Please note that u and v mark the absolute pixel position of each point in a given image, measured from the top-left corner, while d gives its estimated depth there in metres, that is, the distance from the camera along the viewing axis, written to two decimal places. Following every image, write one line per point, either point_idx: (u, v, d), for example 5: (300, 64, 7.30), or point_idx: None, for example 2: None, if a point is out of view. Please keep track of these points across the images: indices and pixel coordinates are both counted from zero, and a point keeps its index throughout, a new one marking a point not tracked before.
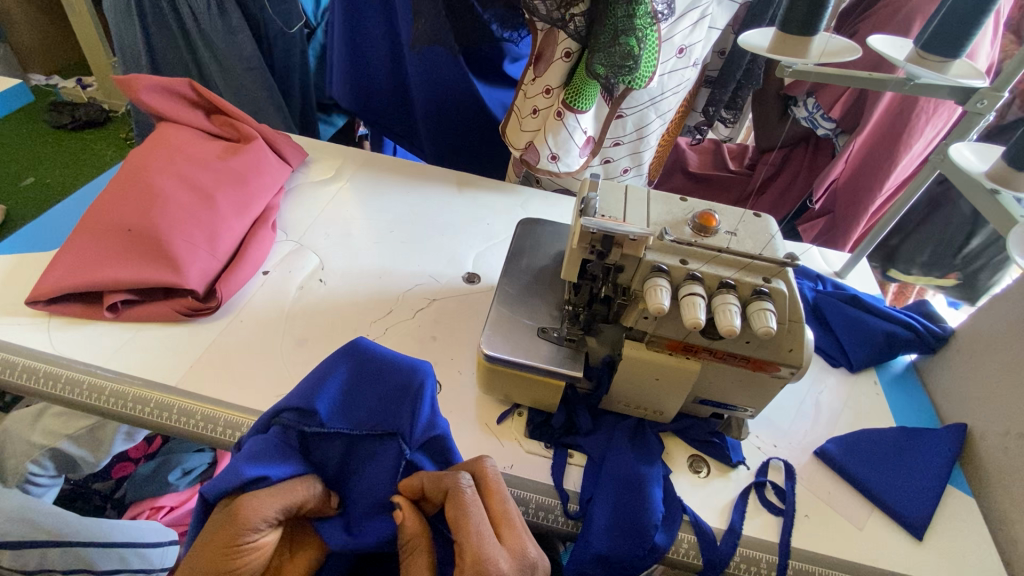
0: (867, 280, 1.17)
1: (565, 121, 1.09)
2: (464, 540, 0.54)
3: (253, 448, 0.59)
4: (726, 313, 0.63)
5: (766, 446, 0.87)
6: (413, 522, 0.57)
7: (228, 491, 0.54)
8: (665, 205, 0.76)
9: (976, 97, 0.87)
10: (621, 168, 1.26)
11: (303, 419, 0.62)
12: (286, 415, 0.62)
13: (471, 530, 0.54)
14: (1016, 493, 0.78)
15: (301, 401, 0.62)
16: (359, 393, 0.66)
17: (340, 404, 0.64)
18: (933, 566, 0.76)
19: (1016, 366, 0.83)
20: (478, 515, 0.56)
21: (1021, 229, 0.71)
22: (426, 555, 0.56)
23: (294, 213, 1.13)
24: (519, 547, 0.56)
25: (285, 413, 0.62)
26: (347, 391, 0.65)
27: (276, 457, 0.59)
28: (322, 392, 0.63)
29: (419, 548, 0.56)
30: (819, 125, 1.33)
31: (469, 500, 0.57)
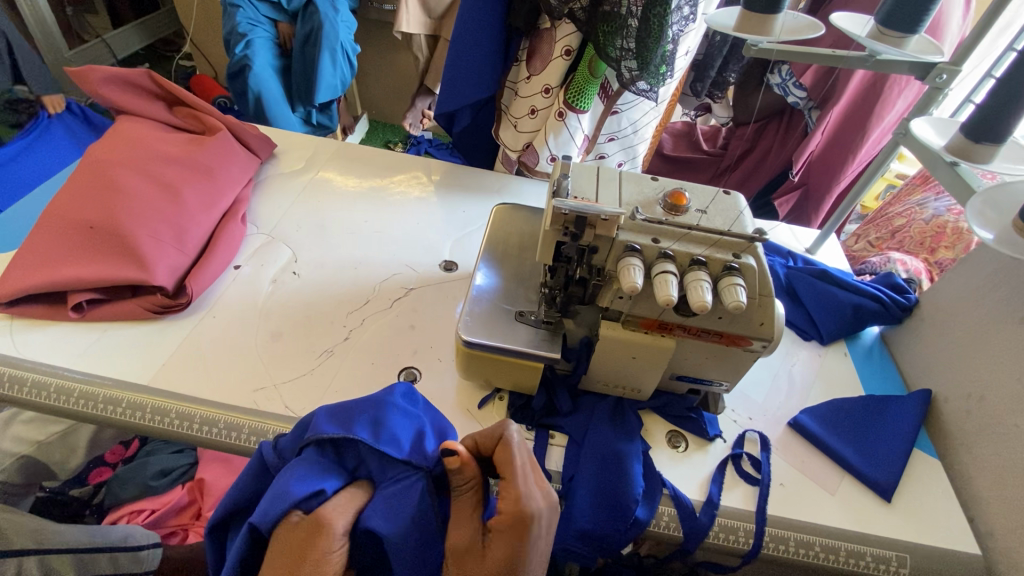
0: (836, 256, 1.20)
1: (566, 122, 1.07)
2: (510, 480, 0.58)
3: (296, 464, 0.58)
4: (698, 289, 0.64)
5: (741, 419, 0.89)
6: (465, 467, 0.59)
7: (282, 514, 0.54)
8: (636, 185, 0.76)
9: (935, 72, 0.88)
10: (615, 163, 1.22)
11: (341, 423, 0.62)
12: (313, 431, 0.61)
13: (517, 472, 0.58)
14: (978, 454, 0.82)
15: (340, 410, 0.63)
16: (391, 413, 0.63)
17: (373, 422, 0.62)
18: (901, 526, 0.79)
19: (975, 334, 0.87)
20: (523, 461, 0.60)
21: (980, 196, 0.75)
22: (473, 494, 0.60)
23: (265, 206, 1.11)
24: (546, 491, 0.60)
25: (320, 431, 0.61)
26: (377, 408, 0.63)
27: (325, 475, 0.58)
28: (354, 413, 0.63)
29: (468, 491, 0.60)
30: (790, 93, 1.32)
31: (517, 445, 0.61)
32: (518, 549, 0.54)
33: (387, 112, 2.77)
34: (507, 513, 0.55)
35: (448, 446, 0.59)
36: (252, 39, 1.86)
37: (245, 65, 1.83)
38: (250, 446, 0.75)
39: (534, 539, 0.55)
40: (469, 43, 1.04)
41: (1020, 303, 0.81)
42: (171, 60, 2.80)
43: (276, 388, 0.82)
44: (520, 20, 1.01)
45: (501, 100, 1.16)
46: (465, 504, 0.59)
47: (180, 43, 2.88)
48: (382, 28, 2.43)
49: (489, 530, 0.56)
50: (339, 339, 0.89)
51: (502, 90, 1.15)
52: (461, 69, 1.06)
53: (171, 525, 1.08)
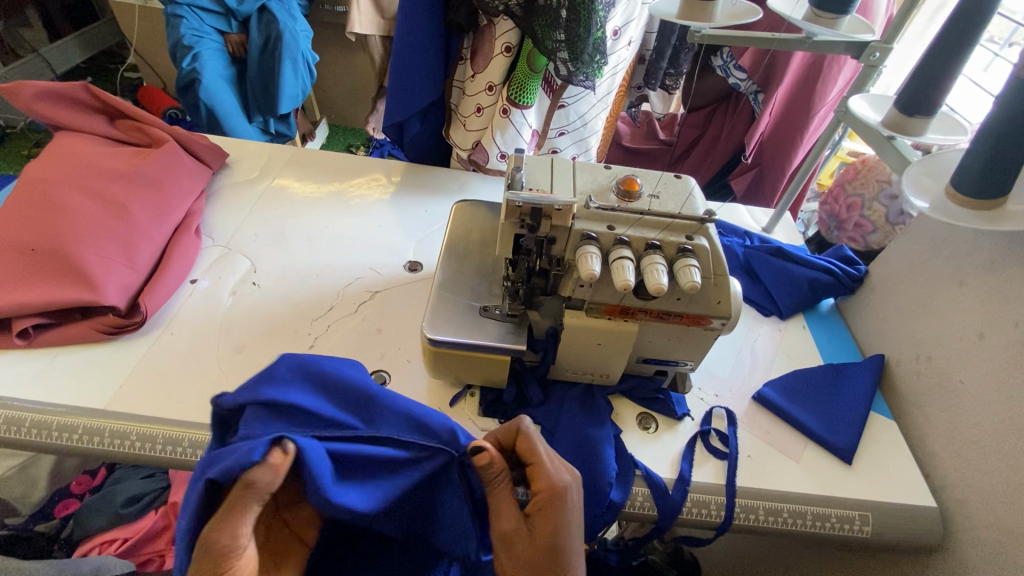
0: (791, 233, 1.24)
1: (511, 118, 1.07)
2: (539, 467, 0.60)
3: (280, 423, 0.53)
4: (654, 273, 0.66)
5: (708, 396, 0.92)
6: (494, 462, 0.59)
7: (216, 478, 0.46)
8: (590, 174, 0.77)
9: (869, 51, 0.92)
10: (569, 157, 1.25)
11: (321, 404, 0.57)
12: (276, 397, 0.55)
13: (544, 458, 0.60)
14: (929, 412, 0.86)
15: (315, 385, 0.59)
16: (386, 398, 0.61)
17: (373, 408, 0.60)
18: (861, 486, 0.83)
19: (919, 298, 0.91)
20: (546, 448, 0.62)
21: (914, 169, 0.78)
22: (507, 485, 0.60)
23: (219, 218, 1.08)
24: (573, 469, 0.62)
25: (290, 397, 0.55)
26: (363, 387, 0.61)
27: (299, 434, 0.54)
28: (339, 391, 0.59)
29: (501, 482, 0.60)
30: (731, 75, 1.37)
31: (536, 436, 0.62)
32: (557, 526, 0.56)
33: (346, 116, 2.73)
34: (544, 491, 0.58)
35: (477, 443, 0.60)
36: (200, 51, 1.80)
37: (194, 78, 1.77)
38: None
39: (574, 509, 0.58)
40: (415, 46, 1.02)
41: (958, 265, 0.86)
42: (115, 72, 2.70)
43: None
44: (462, 18, 1.00)
45: (451, 99, 1.15)
46: (500, 495, 0.60)
47: (125, 54, 2.78)
48: (336, 31, 2.40)
49: (528, 513, 0.58)
50: (304, 346, 0.88)
51: (449, 90, 1.14)
52: (409, 71, 1.05)
53: (147, 553, 1.04)
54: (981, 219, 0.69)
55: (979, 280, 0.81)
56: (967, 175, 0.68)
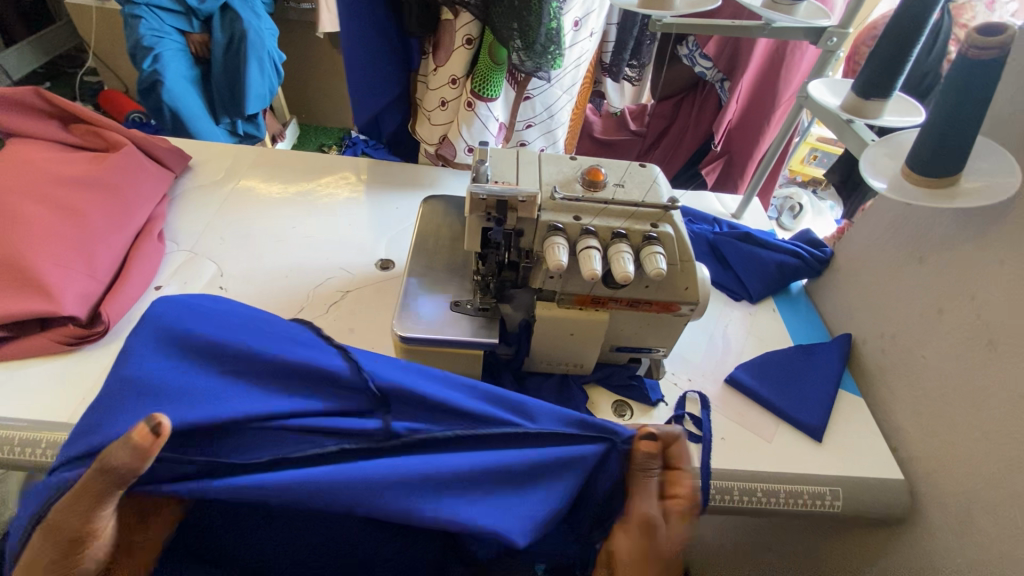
0: (760, 218, 1.26)
1: (477, 111, 1.08)
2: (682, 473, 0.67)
3: (408, 377, 0.63)
4: (621, 261, 0.67)
5: (682, 381, 0.93)
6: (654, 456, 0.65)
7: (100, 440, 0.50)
8: (556, 165, 0.77)
9: (827, 36, 0.93)
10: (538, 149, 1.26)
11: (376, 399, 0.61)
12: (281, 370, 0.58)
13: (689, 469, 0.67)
14: (894, 388, 0.89)
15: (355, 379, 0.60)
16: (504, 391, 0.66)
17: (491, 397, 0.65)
18: (831, 462, 0.85)
19: (882, 277, 0.94)
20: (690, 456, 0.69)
21: (872, 150, 0.80)
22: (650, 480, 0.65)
23: (184, 222, 1.06)
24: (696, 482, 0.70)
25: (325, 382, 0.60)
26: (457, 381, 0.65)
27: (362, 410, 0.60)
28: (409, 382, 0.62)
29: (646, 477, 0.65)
30: (698, 64, 1.40)
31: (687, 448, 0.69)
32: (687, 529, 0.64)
33: (317, 115, 2.68)
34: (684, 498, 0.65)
35: (647, 431, 0.66)
36: (161, 51, 1.74)
37: (155, 80, 1.73)
38: None
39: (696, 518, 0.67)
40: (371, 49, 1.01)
41: (917, 244, 0.88)
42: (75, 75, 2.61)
43: None
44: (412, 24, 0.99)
45: (415, 94, 1.15)
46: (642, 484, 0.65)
47: (84, 57, 2.69)
48: (303, 29, 2.35)
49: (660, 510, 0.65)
50: None
51: (414, 85, 1.14)
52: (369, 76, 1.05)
53: None
54: (936, 198, 0.71)
55: (938, 257, 0.84)
56: (922, 154, 0.70)
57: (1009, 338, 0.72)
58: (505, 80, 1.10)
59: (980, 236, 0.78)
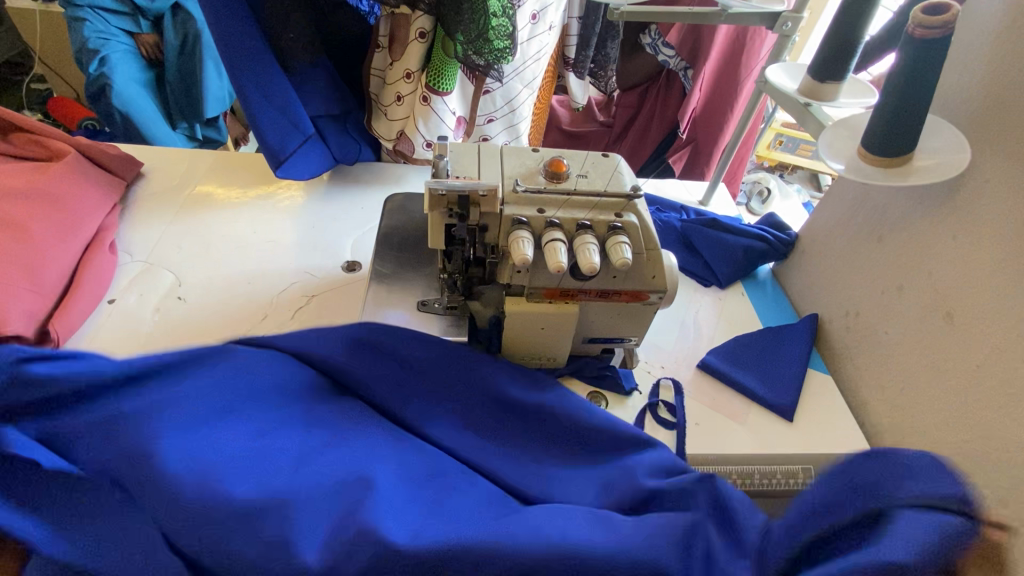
0: (727, 204, 1.28)
1: (432, 106, 1.06)
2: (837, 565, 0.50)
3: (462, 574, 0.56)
4: (586, 252, 0.66)
5: (655, 369, 0.94)
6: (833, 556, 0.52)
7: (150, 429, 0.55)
8: (517, 158, 0.76)
9: (782, 21, 0.94)
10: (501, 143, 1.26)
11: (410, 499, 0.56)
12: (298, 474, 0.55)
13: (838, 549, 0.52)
14: (859, 364, 0.91)
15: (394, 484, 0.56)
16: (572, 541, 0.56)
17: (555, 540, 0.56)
18: (803, 441, 0.86)
19: (844, 256, 0.96)
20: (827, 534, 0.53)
21: (829, 131, 0.81)
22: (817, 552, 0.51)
23: (140, 231, 1.02)
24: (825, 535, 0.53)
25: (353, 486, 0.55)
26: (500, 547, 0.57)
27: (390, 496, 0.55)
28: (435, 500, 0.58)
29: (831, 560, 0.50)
30: (660, 53, 1.40)
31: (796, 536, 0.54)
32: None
33: None
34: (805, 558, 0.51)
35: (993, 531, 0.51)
36: (108, 55, 1.67)
37: (104, 85, 1.66)
38: None
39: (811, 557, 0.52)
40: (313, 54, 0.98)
41: (875, 223, 0.90)
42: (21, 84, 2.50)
43: None
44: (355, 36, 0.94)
45: (370, 89, 1.10)
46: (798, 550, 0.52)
47: None
48: None
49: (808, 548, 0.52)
50: None
51: (369, 79, 1.09)
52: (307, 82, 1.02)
53: None
54: (893, 176, 0.72)
55: (895, 236, 0.86)
56: (875, 135, 0.71)
57: (966, 310, 0.74)
58: (463, 74, 1.08)
59: (934, 212, 0.80)
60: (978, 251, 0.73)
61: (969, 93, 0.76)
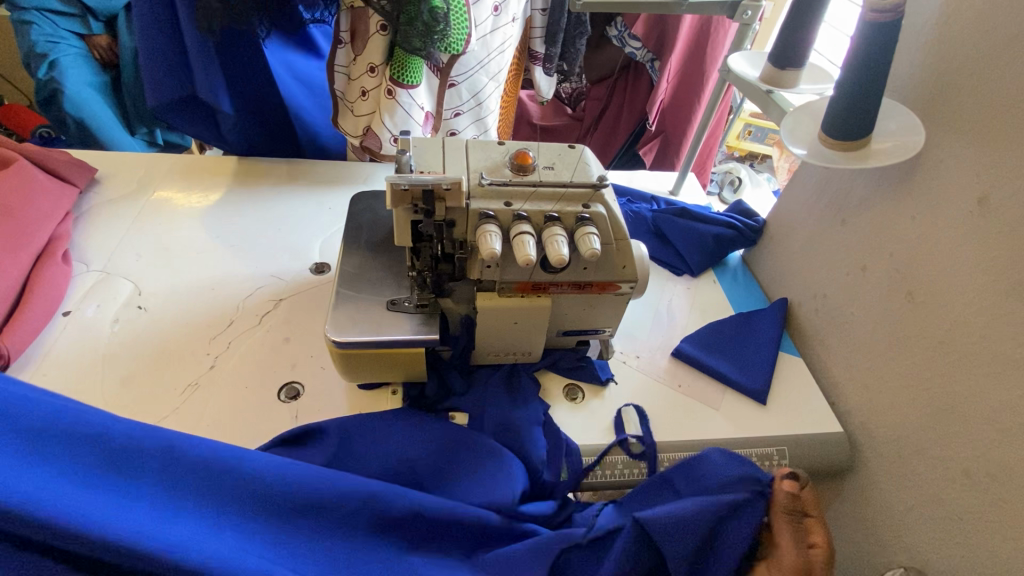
0: (697, 193, 1.29)
1: (398, 99, 1.04)
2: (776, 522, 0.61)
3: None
4: (555, 244, 0.66)
5: (630, 359, 0.94)
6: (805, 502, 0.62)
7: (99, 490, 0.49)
8: (484, 151, 0.75)
9: (742, 9, 0.95)
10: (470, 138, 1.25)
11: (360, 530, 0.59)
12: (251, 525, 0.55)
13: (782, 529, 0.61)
14: (829, 345, 0.93)
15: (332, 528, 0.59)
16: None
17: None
18: (776, 423, 0.87)
19: (811, 239, 0.97)
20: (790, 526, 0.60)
21: (791, 116, 0.82)
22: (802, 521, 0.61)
23: (94, 239, 0.98)
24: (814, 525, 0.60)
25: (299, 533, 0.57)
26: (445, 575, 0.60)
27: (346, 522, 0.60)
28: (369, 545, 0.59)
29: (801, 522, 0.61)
30: (627, 45, 1.40)
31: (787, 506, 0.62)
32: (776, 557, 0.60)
33: None
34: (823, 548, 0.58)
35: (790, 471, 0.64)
36: (58, 58, 1.61)
37: (56, 89, 1.59)
38: None
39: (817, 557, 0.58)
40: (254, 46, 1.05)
41: (838, 206, 0.91)
42: None
43: None
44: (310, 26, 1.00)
45: (336, 88, 1.09)
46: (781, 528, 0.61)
47: None
48: None
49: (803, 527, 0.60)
50: (204, 368, 0.82)
51: (331, 76, 1.08)
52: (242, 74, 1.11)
53: None
54: (852, 159, 0.74)
55: (858, 218, 0.87)
56: (833, 120, 0.73)
57: (926, 288, 0.76)
58: (427, 67, 1.07)
59: (893, 193, 0.81)
60: (935, 230, 0.75)
61: (923, 75, 0.77)
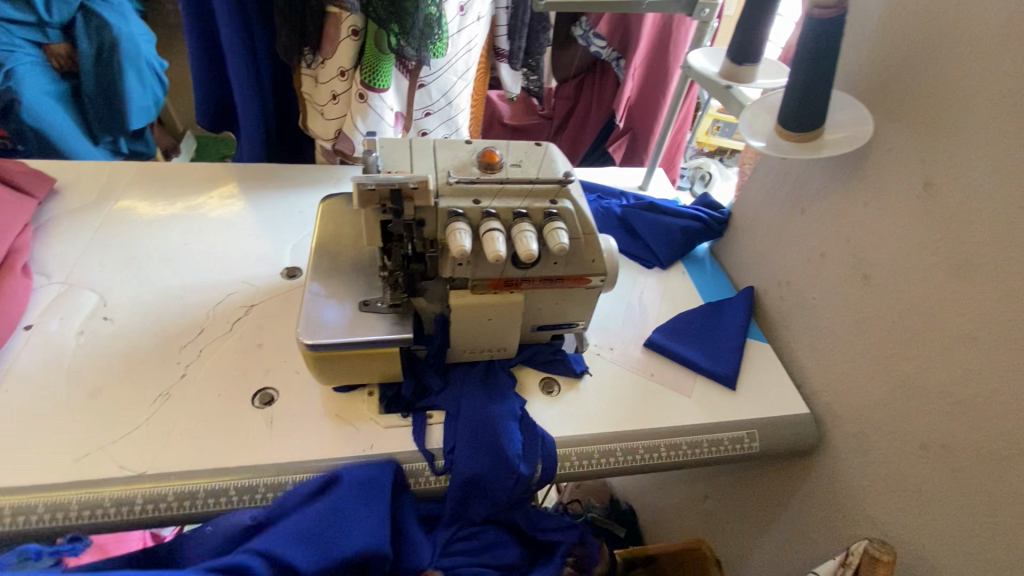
0: (665, 187, 1.32)
1: (370, 102, 1.07)
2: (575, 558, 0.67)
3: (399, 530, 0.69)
4: (524, 240, 0.67)
5: (604, 351, 0.96)
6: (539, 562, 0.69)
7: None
8: (450, 150, 0.76)
9: (700, 7, 0.98)
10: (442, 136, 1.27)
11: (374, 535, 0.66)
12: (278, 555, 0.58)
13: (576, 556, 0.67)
14: (794, 330, 0.96)
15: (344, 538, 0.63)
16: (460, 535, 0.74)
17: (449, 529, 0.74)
18: (745, 407, 0.90)
19: (772, 229, 1.01)
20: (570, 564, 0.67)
21: (751, 109, 0.85)
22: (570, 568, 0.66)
23: (54, 252, 0.95)
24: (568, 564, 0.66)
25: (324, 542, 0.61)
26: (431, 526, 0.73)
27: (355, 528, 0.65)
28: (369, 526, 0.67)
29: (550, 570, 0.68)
30: (592, 43, 1.42)
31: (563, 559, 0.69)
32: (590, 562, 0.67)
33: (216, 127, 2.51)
34: None
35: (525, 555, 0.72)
36: (13, 67, 1.54)
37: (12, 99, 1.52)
38: (85, 524, 0.65)
39: None
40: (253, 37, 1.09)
41: (797, 195, 0.95)
42: None
43: (105, 451, 0.71)
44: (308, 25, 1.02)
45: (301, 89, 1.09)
46: None
47: None
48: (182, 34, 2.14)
49: None
50: (175, 377, 0.80)
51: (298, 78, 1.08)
52: (233, 72, 1.12)
53: None
54: (806, 150, 0.77)
55: (815, 206, 0.91)
56: (788, 113, 0.76)
57: (880, 271, 0.80)
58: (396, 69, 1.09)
59: (846, 181, 0.85)
60: (886, 215, 0.79)
61: (869, 69, 0.81)
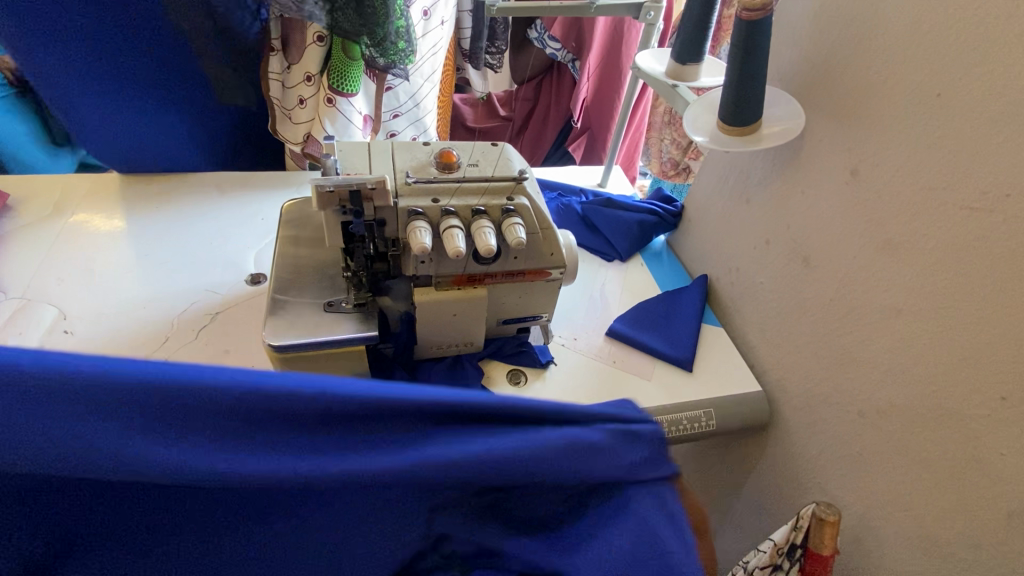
0: (623, 183, 1.37)
1: (338, 106, 1.10)
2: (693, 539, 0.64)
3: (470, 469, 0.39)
4: (483, 235, 0.70)
5: (567, 341, 1.00)
6: None
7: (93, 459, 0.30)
8: (408, 152, 0.79)
9: (646, 10, 1.03)
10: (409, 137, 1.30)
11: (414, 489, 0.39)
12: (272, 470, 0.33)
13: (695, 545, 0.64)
14: (745, 313, 1.02)
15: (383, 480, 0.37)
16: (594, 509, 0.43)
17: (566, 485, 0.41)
18: (702, 388, 0.95)
19: (722, 219, 1.06)
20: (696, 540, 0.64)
21: (694, 107, 0.91)
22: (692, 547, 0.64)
23: (9, 268, 0.93)
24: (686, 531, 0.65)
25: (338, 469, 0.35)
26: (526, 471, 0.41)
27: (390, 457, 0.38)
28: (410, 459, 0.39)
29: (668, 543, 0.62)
30: (547, 45, 1.48)
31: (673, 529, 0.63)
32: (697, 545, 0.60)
33: None
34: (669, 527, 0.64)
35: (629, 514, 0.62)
36: None
37: None
38: None
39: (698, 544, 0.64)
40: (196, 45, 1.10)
41: (742, 186, 1.01)
42: None
43: None
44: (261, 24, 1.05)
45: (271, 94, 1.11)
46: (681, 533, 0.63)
47: None
48: None
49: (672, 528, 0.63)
50: None
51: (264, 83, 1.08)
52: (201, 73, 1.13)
53: None
54: (746, 143, 0.82)
55: (759, 196, 0.97)
56: (727, 109, 0.81)
57: (818, 253, 0.86)
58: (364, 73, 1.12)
59: (784, 172, 0.91)
60: (820, 201, 0.85)
61: (801, 67, 0.87)
